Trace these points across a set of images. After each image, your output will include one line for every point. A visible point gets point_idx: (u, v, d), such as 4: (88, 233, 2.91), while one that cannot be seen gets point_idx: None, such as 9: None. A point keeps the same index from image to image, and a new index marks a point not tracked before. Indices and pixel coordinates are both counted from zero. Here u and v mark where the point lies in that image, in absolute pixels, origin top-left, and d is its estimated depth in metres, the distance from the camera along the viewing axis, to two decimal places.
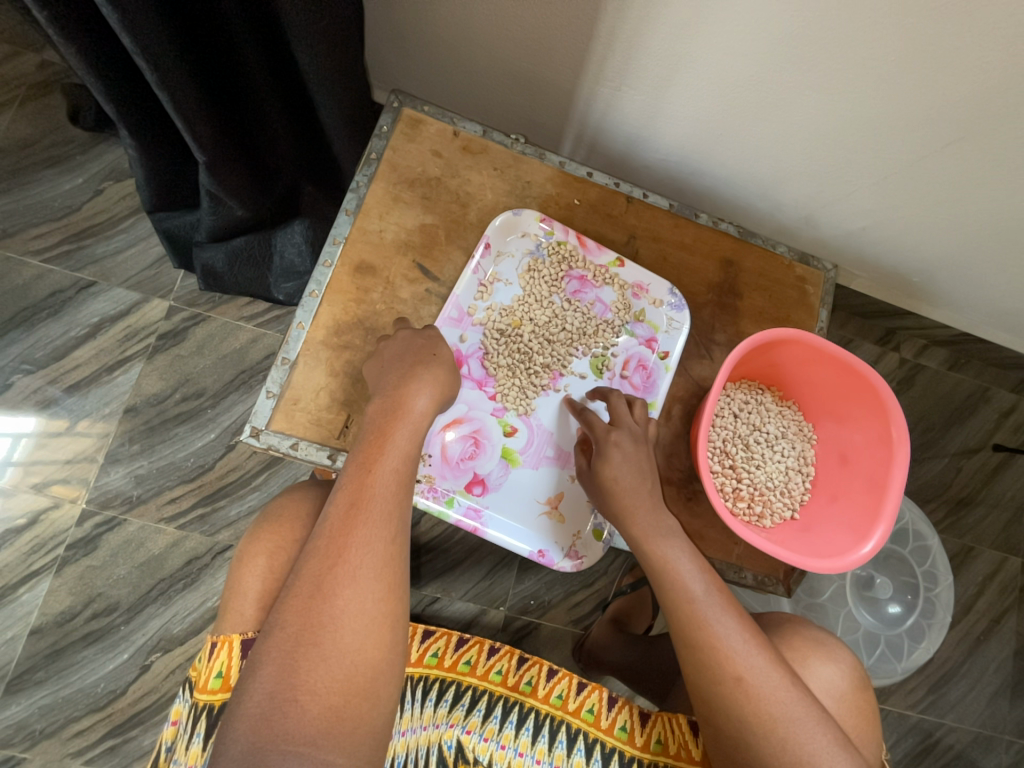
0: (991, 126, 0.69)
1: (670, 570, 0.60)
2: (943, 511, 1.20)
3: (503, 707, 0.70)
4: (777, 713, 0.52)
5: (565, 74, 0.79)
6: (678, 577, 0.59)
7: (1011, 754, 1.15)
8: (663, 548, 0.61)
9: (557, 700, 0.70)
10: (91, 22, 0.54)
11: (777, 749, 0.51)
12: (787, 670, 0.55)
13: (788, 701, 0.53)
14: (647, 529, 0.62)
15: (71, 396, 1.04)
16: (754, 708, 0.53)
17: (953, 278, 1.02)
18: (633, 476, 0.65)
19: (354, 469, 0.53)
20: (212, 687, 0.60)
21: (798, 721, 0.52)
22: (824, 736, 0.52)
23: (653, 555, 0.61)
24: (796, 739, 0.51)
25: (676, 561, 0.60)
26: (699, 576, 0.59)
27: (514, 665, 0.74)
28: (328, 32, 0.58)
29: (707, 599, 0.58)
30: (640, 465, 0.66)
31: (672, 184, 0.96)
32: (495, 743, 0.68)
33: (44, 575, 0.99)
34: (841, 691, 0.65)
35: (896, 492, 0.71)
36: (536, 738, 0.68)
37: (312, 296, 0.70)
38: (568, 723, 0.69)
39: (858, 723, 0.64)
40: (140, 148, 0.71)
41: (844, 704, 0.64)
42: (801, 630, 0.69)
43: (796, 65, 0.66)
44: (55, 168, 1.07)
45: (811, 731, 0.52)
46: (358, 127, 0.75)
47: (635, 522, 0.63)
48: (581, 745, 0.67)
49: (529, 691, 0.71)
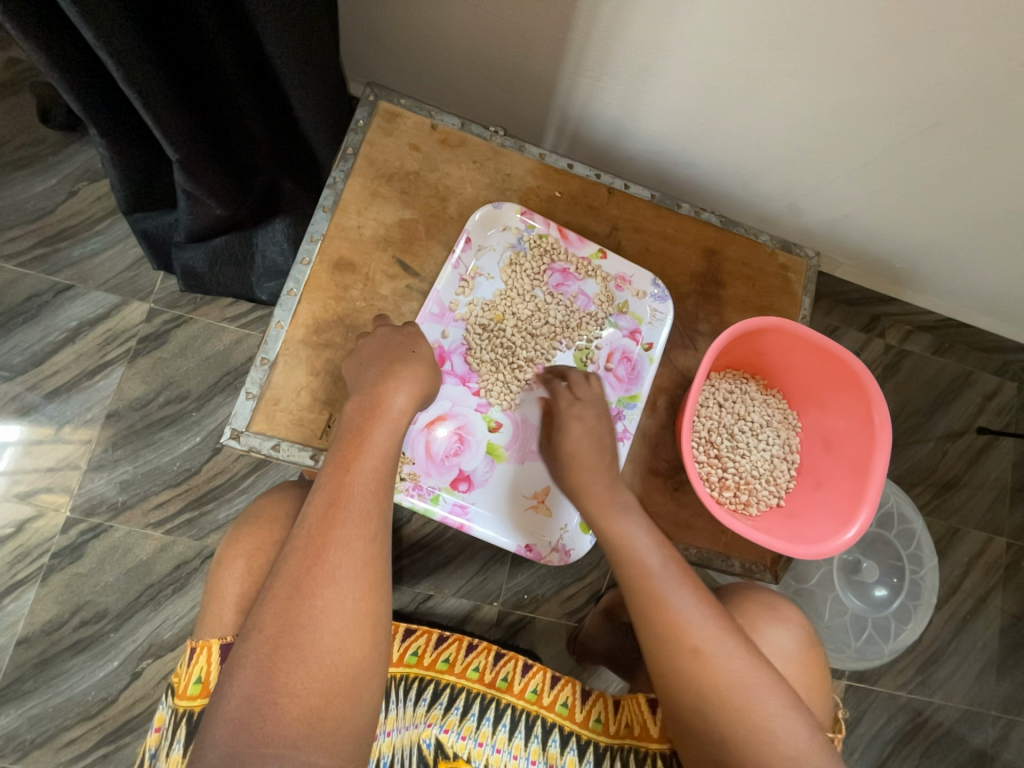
0: (970, 111, 0.69)
1: (628, 547, 0.62)
2: (929, 493, 1.21)
3: (479, 705, 0.70)
4: (732, 682, 0.52)
5: (544, 65, 0.79)
6: (637, 553, 0.61)
7: (999, 729, 1.16)
8: (620, 524, 0.64)
9: (533, 694, 0.71)
10: (53, 20, 0.53)
11: (734, 718, 0.51)
12: (742, 639, 0.56)
13: (743, 671, 0.53)
14: (605, 502, 0.65)
15: (52, 402, 1.02)
16: (709, 677, 0.53)
17: (935, 263, 1.02)
18: (589, 441, 0.69)
19: (333, 468, 0.53)
20: (192, 693, 0.59)
21: (751, 689, 0.52)
22: (780, 703, 0.52)
23: (611, 533, 0.63)
24: (750, 705, 0.51)
25: (632, 537, 0.62)
26: (656, 552, 0.61)
27: (491, 661, 0.74)
28: (298, 24, 0.57)
29: (663, 573, 0.59)
30: (600, 433, 0.70)
31: (655, 173, 0.96)
32: (472, 740, 0.68)
33: (29, 585, 0.97)
34: (790, 652, 0.66)
35: (879, 477, 0.71)
36: (513, 734, 0.68)
37: (291, 295, 0.69)
38: (543, 718, 0.69)
39: (809, 682, 0.65)
40: (111, 149, 0.70)
41: (794, 665, 0.65)
42: (754, 595, 0.70)
43: (777, 51, 0.66)
44: (27, 170, 1.05)
45: (765, 698, 0.52)
46: (335, 122, 0.73)
47: (590, 495, 0.67)
48: (556, 737, 0.68)
49: (505, 686, 0.72)
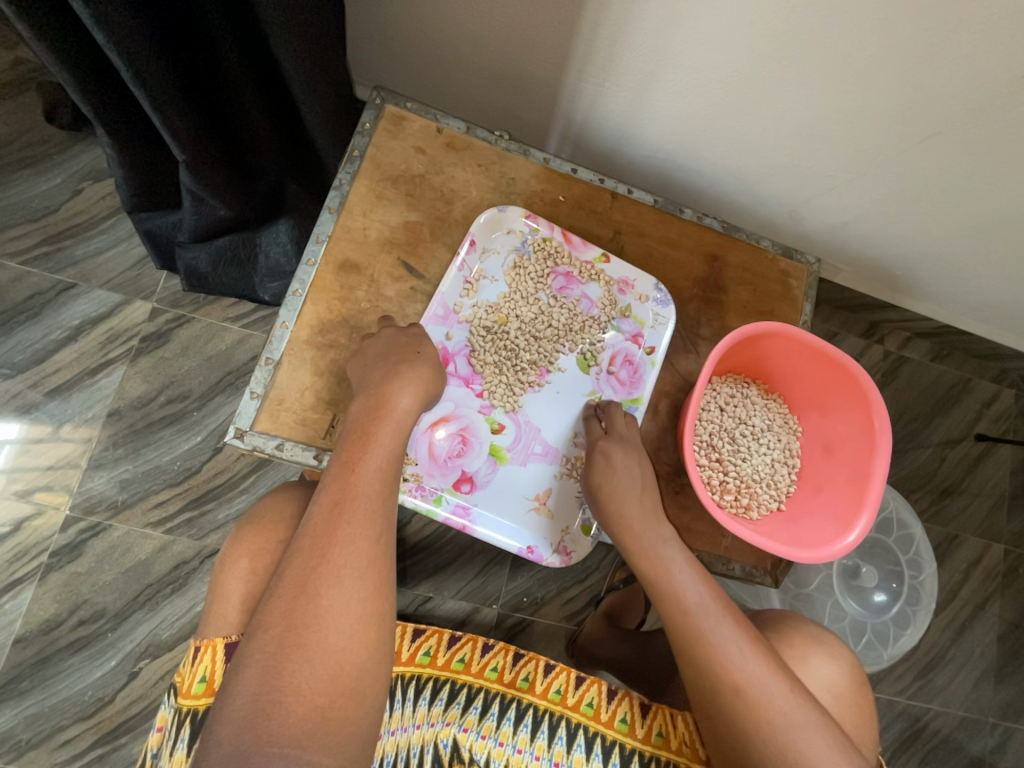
0: (968, 121, 0.70)
1: (664, 582, 0.62)
2: (928, 500, 1.22)
3: (500, 705, 0.70)
4: (777, 721, 0.53)
5: (549, 70, 0.79)
6: (674, 587, 0.62)
7: (996, 736, 1.17)
8: (658, 559, 0.64)
9: (556, 695, 0.70)
10: (64, 22, 0.53)
11: (778, 756, 0.52)
12: (784, 673, 0.57)
13: (789, 710, 0.54)
14: (644, 543, 0.65)
15: (53, 401, 1.02)
16: (753, 717, 0.54)
17: (934, 270, 1.03)
18: (626, 480, 0.67)
19: (338, 468, 0.53)
20: (196, 692, 0.59)
21: (796, 728, 0.53)
22: (825, 741, 0.53)
23: (646, 567, 0.64)
24: (796, 744, 0.52)
25: (672, 571, 0.63)
26: (694, 585, 0.61)
27: (509, 661, 0.73)
28: (308, 29, 0.57)
29: (702, 609, 0.60)
30: (630, 473, 0.68)
31: (657, 178, 0.96)
32: (492, 740, 0.68)
33: (27, 583, 0.97)
34: (840, 686, 0.66)
35: (878, 483, 0.72)
36: (535, 735, 0.67)
37: (296, 295, 0.69)
38: (568, 719, 0.68)
39: (857, 716, 0.66)
40: (118, 148, 0.70)
41: (834, 693, 0.66)
42: (799, 626, 0.70)
43: (778, 60, 0.66)
44: (31, 169, 1.05)
45: (811, 739, 0.53)
46: (341, 124, 0.74)
47: (628, 530, 0.66)
48: (581, 741, 0.67)
49: (526, 686, 0.71)
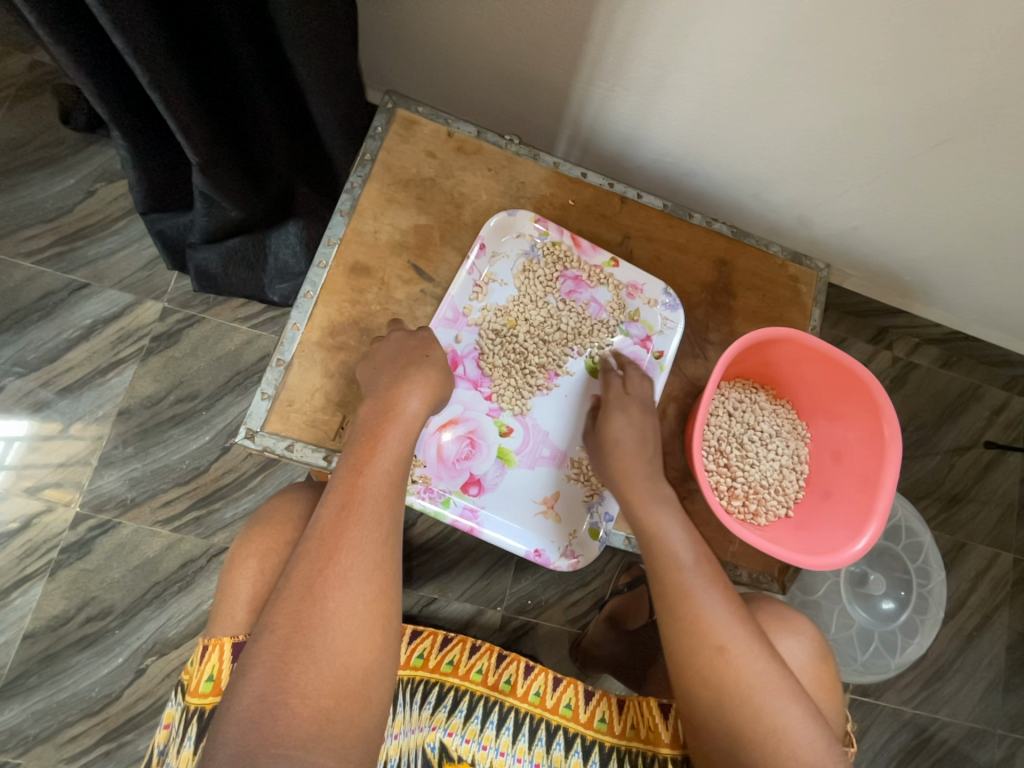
0: (981, 126, 0.69)
1: (662, 541, 0.63)
2: (936, 507, 1.21)
3: (484, 707, 0.70)
4: (753, 680, 0.54)
5: (559, 75, 0.80)
6: (669, 547, 0.63)
7: (1005, 748, 1.16)
8: (657, 519, 0.64)
9: (536, 697, 0.70)
10: (82, 25, 0.54)
11: (748, 719, 0.53)
12: (765, 642, 0.57)
13: (764, 671, 0.55)
14: (643, 499, 0.66)
15: (64, 398, 1.03)
16: (731, 679, 0.55)
17: (944, 275, 1.02)
18: (633, 431, 0.69)
19: (346, 470, 0.54)
20: (204, 691, 0.59)
21: (771, 693, 0.54)
22: (796, 708, 0.53)
23: (649, 522, 0.64)
24: (768, 705, 0.53)
25: (668, 532, 0.64)
26: (689, 547, 0.63)
27: (494, 663, 0.73)
28: (322, 34, 0.58)
29: (694, 570, 0.61)
30: (643, 432, 0.70)
31: (666, 183, 0.97)
32: (477, 743, 0.67)
33: (37, 579, 0.98)
34: (804, 663, 0.66)
35: (887, 490, 0.71)
36: (517, 737, 0.68)
37: (307, 297, 0.70)
38: (547, 721, 0.69)
39: (823, 694, 0.65)
40: (132, 150, 0.70)
41: (806, 675, 0.66)
42: (766, 606, 0.70)
43: (791, 65, 0.66)
44: (46, 170, 1.07)
45: (784, 703, 0.53)
46: (353, 128, 0.74)
47: (631, 488, 0.66)
48: (561, 740, 0.67)
49: (508, 689, 0.71)
